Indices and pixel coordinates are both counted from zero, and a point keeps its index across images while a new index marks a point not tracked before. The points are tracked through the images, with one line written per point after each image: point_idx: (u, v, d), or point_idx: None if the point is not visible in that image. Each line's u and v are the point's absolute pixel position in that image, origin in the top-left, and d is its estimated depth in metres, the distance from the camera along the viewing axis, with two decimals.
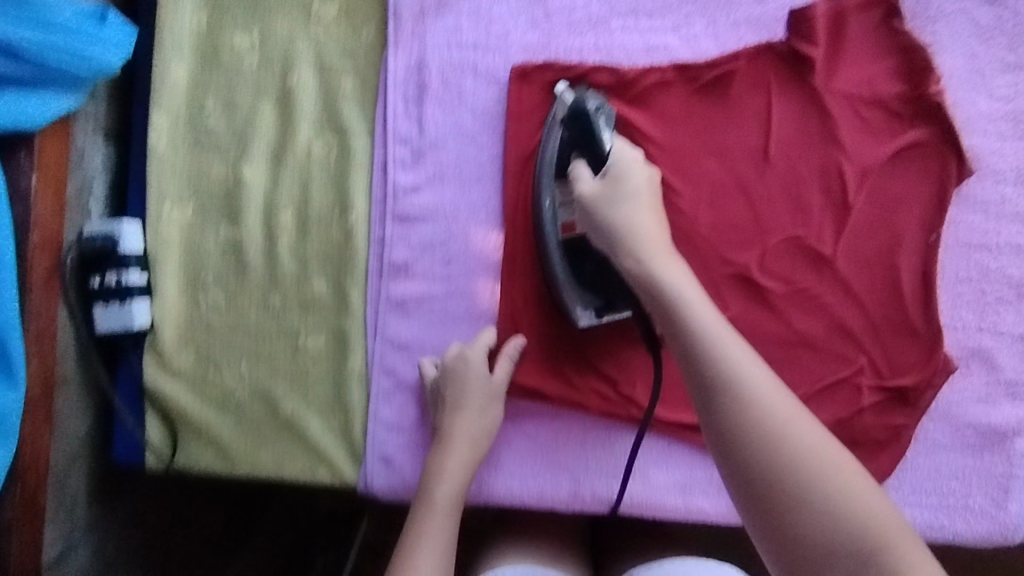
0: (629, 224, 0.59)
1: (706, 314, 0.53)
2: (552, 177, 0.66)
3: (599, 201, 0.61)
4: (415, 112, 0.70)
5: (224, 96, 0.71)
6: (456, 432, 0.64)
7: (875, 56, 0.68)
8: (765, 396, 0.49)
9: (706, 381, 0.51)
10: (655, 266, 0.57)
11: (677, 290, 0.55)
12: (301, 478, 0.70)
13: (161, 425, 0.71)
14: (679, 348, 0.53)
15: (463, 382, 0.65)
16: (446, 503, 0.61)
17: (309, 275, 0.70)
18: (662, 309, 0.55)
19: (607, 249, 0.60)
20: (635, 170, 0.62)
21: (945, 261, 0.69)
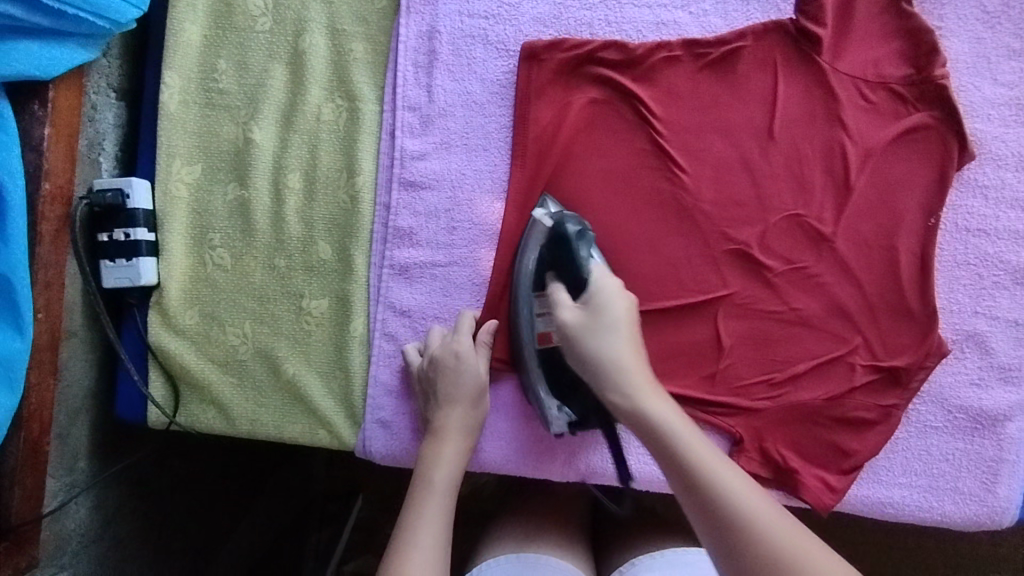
0: (611, 346, 0.58)
1: (694, 442, 0.52)
2: (528, 289, 0.67)
3: (584, 325, 0.59)
4: (424, 80, 0.71)
5: (238, 57, 0.72)
6: (447, 422, 0.65)
7: (880, 39, 0.69)
8: (761, 517, 0.47)
9: (710, 519, 0.49)
10: (642, 394, 0.55)
11: (665, 422, 0.53)
12: (301, 438, 0.71)
13: (165, 384, 0.71)
14: (673, 477, 0.52)
15: (453, 372, 0.65)
16: (442, 484, 0.62)
17: (315, 237, 0.71)
18: (653, 443, 0.53)
19: (593, 382, 0.58)
20: (614, 293, 0.60)
21: (943, 245, 0.70)
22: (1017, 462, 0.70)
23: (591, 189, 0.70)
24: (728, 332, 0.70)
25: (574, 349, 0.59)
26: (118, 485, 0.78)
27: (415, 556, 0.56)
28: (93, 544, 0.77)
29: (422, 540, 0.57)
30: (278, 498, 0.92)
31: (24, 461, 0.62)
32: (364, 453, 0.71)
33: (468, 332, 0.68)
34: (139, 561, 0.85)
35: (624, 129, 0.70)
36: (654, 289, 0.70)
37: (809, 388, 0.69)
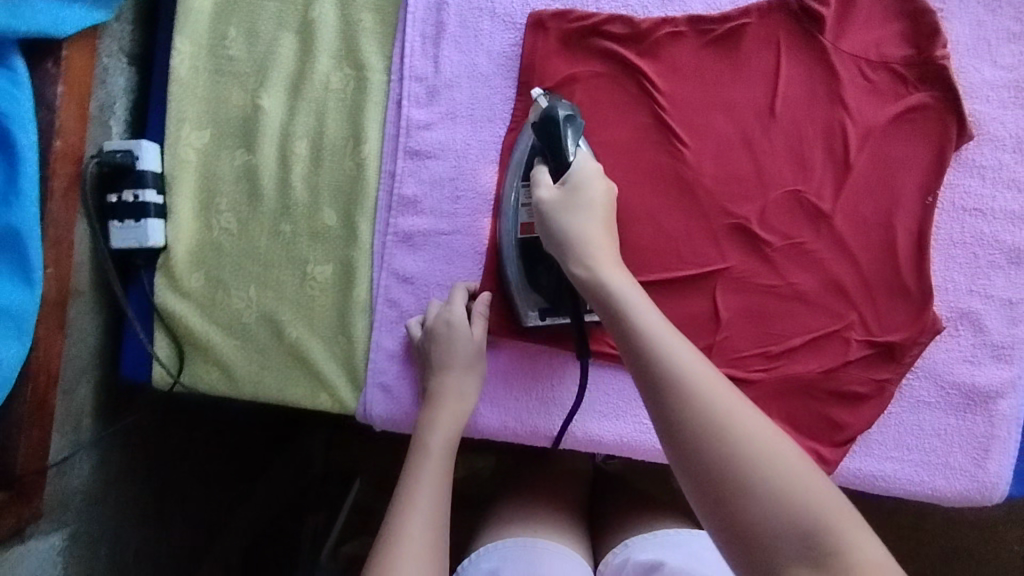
0: (579, 227, 0.60)
1: (647, 311, 0.54)
2: (517, 175, 0.68)
3: (555, 202, 0.61)
4: (431, 51, 0.72)
5: (248, 25, 0.72)
6: (443, 390, 0.66)
7: (882, 20, 0.70)
8: (701, 379, 0.49)
9: (653, 376, 0.50)
10: (603, 269, 0.58)
11: (623, 294, 0.55)
12: (302, 402, 0.72)
13: (170, 344, 0.72)
14: (620, 340, 0.53)
15: (446, 340, 0.67)
16: (440, 449, 0.63)
17: (320, 204, 0.72)
18: (608, 311, 0.55)
19: (558, 254, 0.61)
20: (595, 178, 0.62)
21: (940, 224, 0.70)
22: (1008, 439, 0.71)
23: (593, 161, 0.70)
24: (726, 305, 0.71)
25: (544, 228, 0.62)
26: (122, 463, 0.80)
27: (414, 518, 0.57)
28: (95, 506, 0.77)
29: (421, 504, 0.58)
30: (275, 479, 0.98)
31: (31, 414, 0.63)
32: (365, 417, 0.72)
33: (463, 302, 0.69)
34: (141, 528, 0.85)
35: (627, 103, 0.70)
36: (654, 263, 0.70)
37: (804, 361, 0.71)
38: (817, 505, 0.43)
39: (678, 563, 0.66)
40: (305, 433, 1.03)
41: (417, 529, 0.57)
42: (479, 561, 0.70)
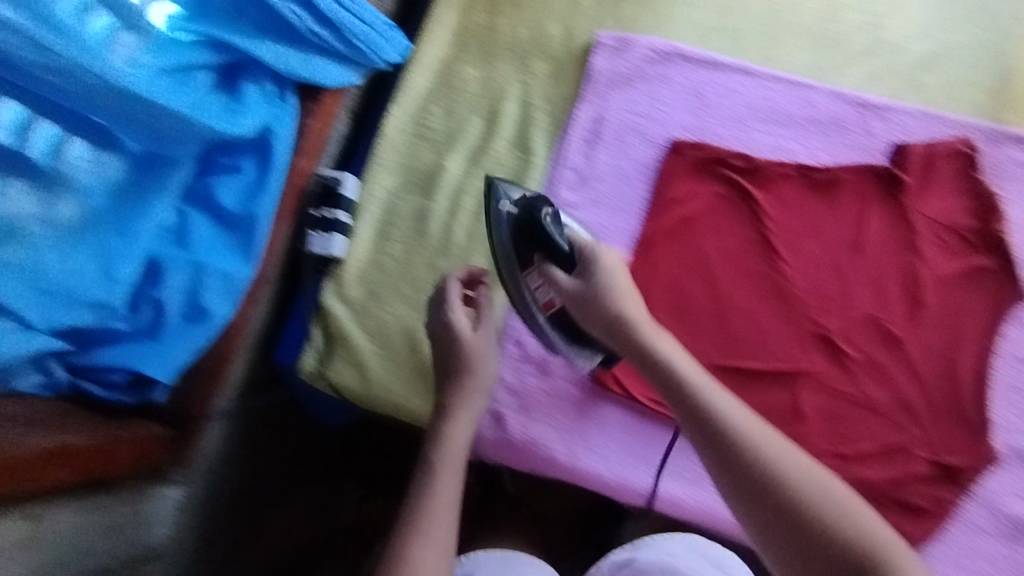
0: (623, 303, 0.66)
1: (699, 375, 0.61)
2: (515, 270, 0.75)
3: (584, 288, 0.68)
4: (587, 151, 0.89)
5: (448, 106, 0.92)
6: (459, 404, 0.73)
7: (957, 195, 0.86)
8: (763, 439, 0.56)
9: (719, 442, 0.57)
10: (655, 339, 0.64)
11: (675, 362, 0.62)
12: (422, 412, 0.82)
13: (322, 340, 0.85)
14: (682, 408, 0.60)
15: (463, 351, 0.75)
16: (453, 453, 0.68)
17: (473, 251, 0.87)
18: (664, 383, 0.61)
19: (599, 328, 0.68)
20: (611, 259, 0.70)
21: (999, 368, 0.81)
22: None
23: (706, 260, 0.85)
24: (806, 401, 0.81)
25: (581, 311, 0.69)
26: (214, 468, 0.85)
27: (432, 524, 0.61)
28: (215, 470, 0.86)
29: (437, 512, 0.62)
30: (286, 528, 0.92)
31: (209, 369, 0.74)
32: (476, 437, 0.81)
33: (458, 295, 0.77)
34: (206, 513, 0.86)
35: (740, 220, 0.86)
36: (748, 352, 0.82)
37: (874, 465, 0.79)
38: (871, 538, 0.51)
39: (644, 555, 0.73)
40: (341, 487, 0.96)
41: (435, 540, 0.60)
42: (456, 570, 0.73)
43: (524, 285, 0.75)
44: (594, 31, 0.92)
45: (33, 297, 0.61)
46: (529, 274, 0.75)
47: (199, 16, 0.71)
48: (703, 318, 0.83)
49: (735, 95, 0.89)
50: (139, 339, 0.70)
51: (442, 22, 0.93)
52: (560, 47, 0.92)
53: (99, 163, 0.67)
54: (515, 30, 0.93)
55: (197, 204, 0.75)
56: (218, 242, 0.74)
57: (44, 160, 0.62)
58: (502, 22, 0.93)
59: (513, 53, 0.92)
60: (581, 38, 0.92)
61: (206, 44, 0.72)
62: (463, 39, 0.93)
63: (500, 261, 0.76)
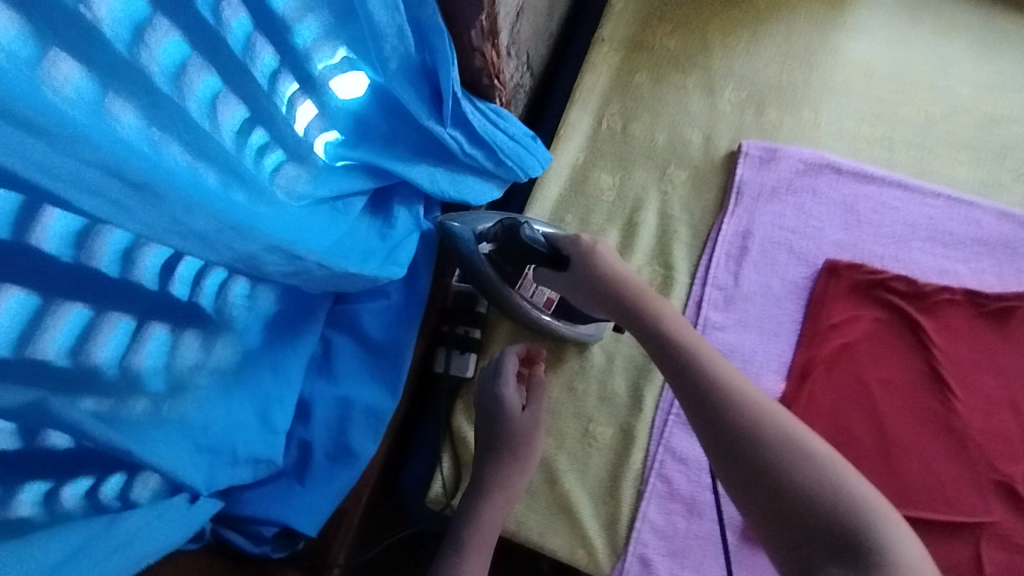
0: (616, 270, 0.64)
1: (691, 337, 0.59)
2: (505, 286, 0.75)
3: (576, 272, 0.66)
4: (732, 268, 0.84)
5: (583, 215, 0.88)
6: (496, 481, 0.71)
7: None
8: (744, 390, 0.54)
9: (694, 390, 0.55)
10: (648, 301, 0.62)
11: (665, 325, 0.59)
12: (561, 553, 0.75)
13: (450, 468, 0.77)
14: (663, 356, 0.58)
15: (510, 428, 0.73)
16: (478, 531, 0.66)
17: (612, 372, 0.82)
18: (655, 345, 0.59)
19: (584, 296, 0.66)
20: (606, 250, 0.67)
21: None
22: None
23: (870, 393, 0.79)
24: (991, 560, 0.72)
25: (577, 290, 0.67)
26: None
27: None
28: None
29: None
30: None
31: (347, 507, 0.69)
32: None
33: (511, 367, 0.76)
34: None
35: (904, 349, 0.80)
36: (919, 498, 0.75)
37: None
38: (855, 504, 0.47)
39: None
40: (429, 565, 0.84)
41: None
42: None
43: (524, 299, 0.76)
44: (737, 139, 0.89)
45: (195, 461, 0.55)
46: (522, 282, 0.76)
47: (356, 141, 0.68)
48: (871, 458, 0.76)
49: (890, 213, 0.85)
50: (286, 483, 0.64)
51: (576, 126, 0.91)
52: (700, 154, 0.89)
53: (254, 300, 0.61)
54: (652, 136, 0.91)
55: (342, 330, 0.70)
56: (363, 373, 0.69)
57: (208, 305, 0.56)
58: (638, 127, 0.91)
59: (651, 160, 0.90)
60: (723, 146, 0.89)
61: (360, 170, 0.69)
62: (598, 145, 0.91)
63: (490, 285, 0.76)
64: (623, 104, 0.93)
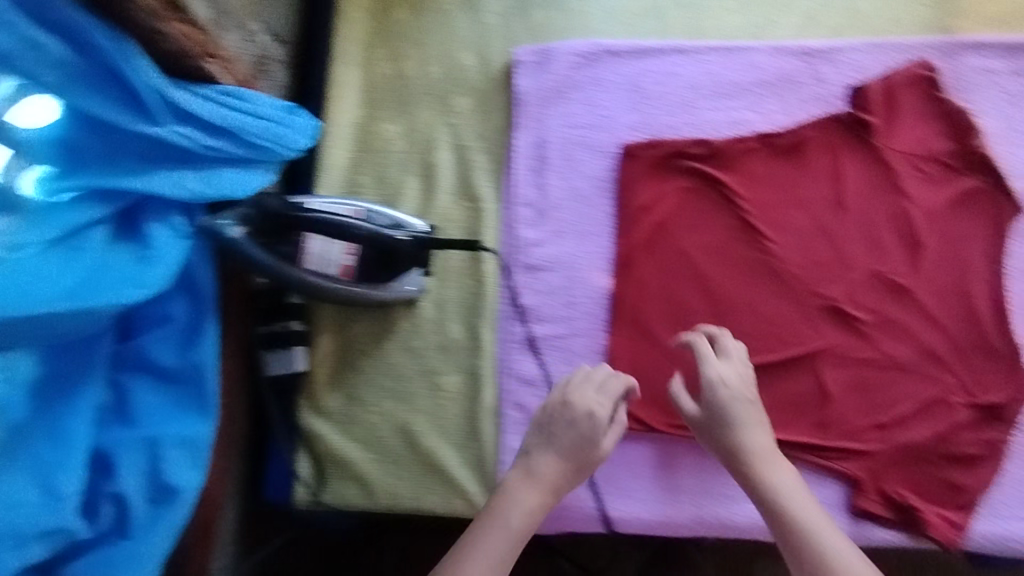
0: (744, 438, 0.68)
1: (812, 514, 0.64)
2: (298, 267, 0.70)
3: (704, 416, 0.70)
4: (537, 180, 0.82)
5: (377, 172, 0.84)
6: (535, 463, 0.69)
7: (926, 121, 0.81)
8: (779, 470, 0.67)
9: (738, 466, 0.68)
10: (772, 474, 0.67)
11: (787, 500, 0.65)
12: (438, 508, 0.77)
13: (310, 463, 0.78)
14: (713, 439, 0.69)
15: (591, 451, 0.69)
16: (510, 530, 0.65)
17: (445, 320, 0.81)
18: (776, 518, 0.64)
19: (702, 415, 0.70)
20: (737, 397, 0.69)
21: (1014, 289, 0.77)
22: None
23: (692, 263, 0.80)
24: (833, 381, 0.77)
25: (705, 436, 0.70)
26: None
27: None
28: None
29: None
30: None
31: (197, 535, 0.67)
32: None
33: (609, 398, 0.72)
34: None
35: (714, 210, 0.81)
36: (757, 346, 0.78)
37: (913, 429, 0.76)
38: None
39: None
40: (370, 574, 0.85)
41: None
42: None
43: (315, 274, 0.70)
44: (510, 49, 0.86)
45: None
46: (307, 258, 0.70)
47: (73, 169, 0.62)
48: (705, 324, 0.78)
49: (674, 80, 0.84)
50: (110, 542, 0.61)
51: (346, 82, 0.86)
52: (479, 76, 0.86)
53: (8, 368, 0.56)
54: (426, 70, 0.86)
55: (134, 370, 0.66)
56: (168, 407, 0.66)
57: None
58: (410, 66, 0.86)
59: (430, 95, 0.85)
60: (498, 61, 0.86)
61: (90, 198, 0.63)
62: (374, 94, 0.86)
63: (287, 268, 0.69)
64: (389, 45, 0.87)
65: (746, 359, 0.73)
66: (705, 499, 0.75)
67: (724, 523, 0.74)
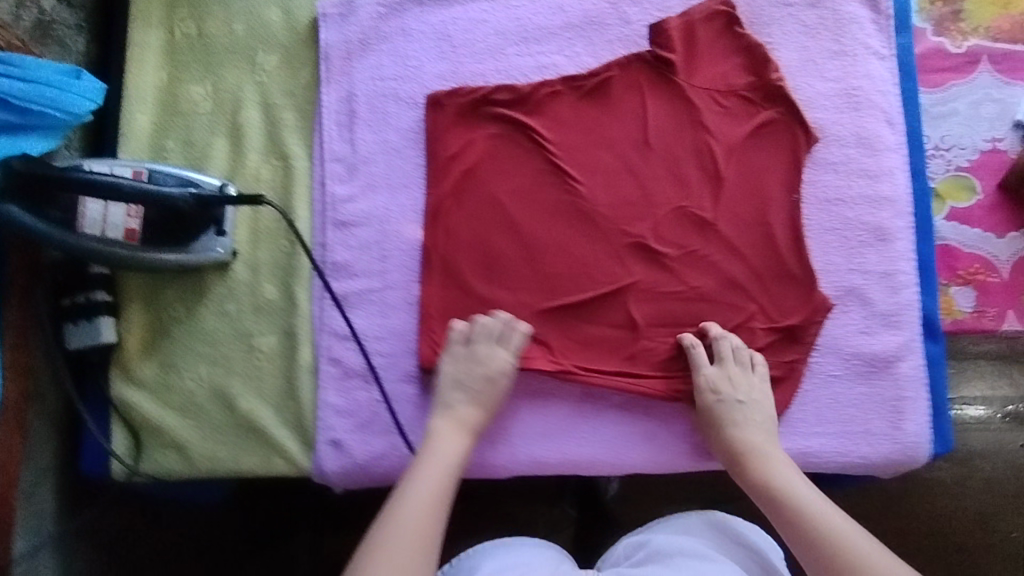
0: (739, 437, 0.74)
1: (814, 501, 0.68)
2: (80, 233, 0.71)
3: (702, 419, 0.76)
4: (347, 134, 0.81)
5: (183, 135, 0.82)
6: (444, 413, 0.74)
7: (726, 57, 0.82)
8: (777, 462, 0.72)
9: (737, 459, 0.73)
10: (770, 469, 0.72)
11: (792, 488, 0.70)
12: (259, 468, 0.78)
13: (127, 436, 0.79)
14: (712, 438, 0.75)
15: (497, 392, 0.75)
16: (438, 461, 0.70)
17: (260, 280, 0.80)
18: (777, 508, 0.69)
19: (699, 418, 0.76)
20: (723, 401, 0.74)
21: (810, 216, 0.80)
22: (917, 398, 0.78)
23: (503, 208, 0.80)
24: (642, 315, 0.79)
25: (706, 440, 0.76)
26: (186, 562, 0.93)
27: (391, 547, 0.63)
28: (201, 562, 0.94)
29: (404, 530, 0.65)
30: None
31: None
32: (320, 471, 0.77)
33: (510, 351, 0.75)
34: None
35: (523, 155, 0.81)
36: (567, 286, 0.79)
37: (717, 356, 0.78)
38: None
39: (660, 538, 0.75)
40: (287, 538, 0.95)
41: (396, 562, 0.63)
42: (495, 558, 0.74)
43: (97, 240, 0.71)
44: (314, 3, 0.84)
45: None
46: (84, 221, 0.71)
47: None
48: (516, 267, 0.79)
49: (481, 27, 0.83)
50: None
51: (144, 44, 0.83)
52: (284, 31, 0.84)
53: None
54: (229, 28, 0.84)
55: None
56: None
57: None
58: (212, 24, 0.84)
59: (235, 54, 0.83)
60: (304, 16, 0.84)
61: None
62: (177, 55, 0.83)
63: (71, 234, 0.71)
64: (190, 3, 0.84)
65: (750, 361, 0.77)
66: (522, 442, 0.77)
67: (540, 461, 0.77)
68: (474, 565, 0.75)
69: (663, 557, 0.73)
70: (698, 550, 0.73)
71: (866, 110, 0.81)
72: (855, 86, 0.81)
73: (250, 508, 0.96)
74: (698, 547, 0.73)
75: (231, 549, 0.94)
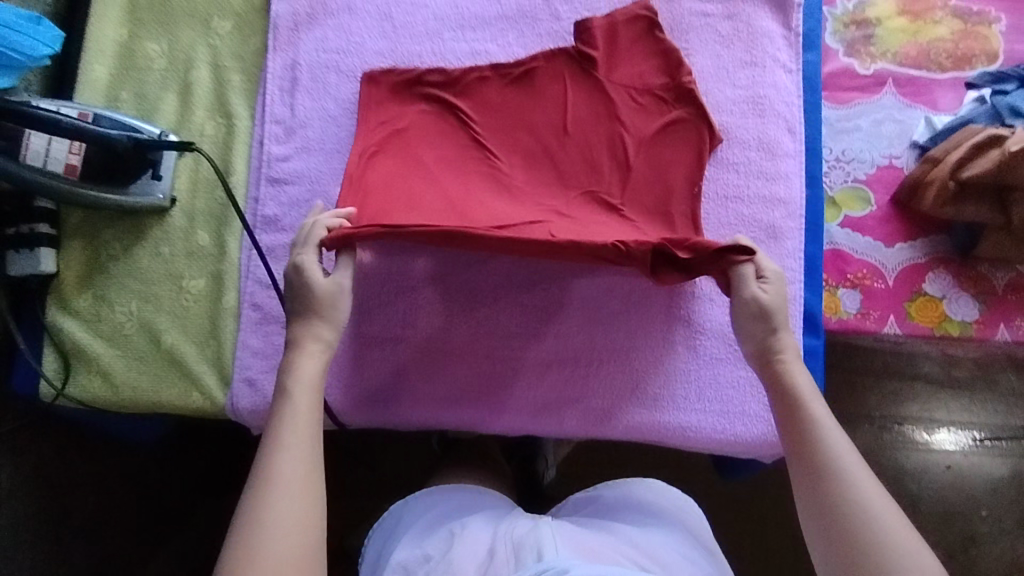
0: (781, 337, 0.71)
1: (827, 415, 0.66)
2: (28, 161, 0.78)
3: (761, 300, 0.71)
4: (288, 100, 0.88)
5: (137, 88, 0.88)
6: (305, 334, 0.72)
7: (644, 57, 0.88)
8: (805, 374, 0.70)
9: (770, 355, 0.71)
10: (800, 375, 0.69)
11: (810, 397, 0.67)
12: (176, 401, 0.83)
13: (56, 360, 0.84)
14: (763, 324, 0.71)
15: (314, 297, 0.73)
16: (306, 386, 0.69)
17: (195, 227, 0.86)
18: (792, 406, 0.67)
19: (756, 297, 0.71)
20: (778, 295, 0.72)
21: (708, 211, 0.86)
22: None
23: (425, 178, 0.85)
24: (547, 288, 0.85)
25: (754, 324, 0.72)
26: (135, 497, 1.04)
27: (282, 468, 0.62)
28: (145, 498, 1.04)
29: (287, 478, 0.61)
30: (197, 532, 1.03)
31: None
32: (234, 409, 0.82)
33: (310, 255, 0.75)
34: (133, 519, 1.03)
35: (448, 131, 0.87)
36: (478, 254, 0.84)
37: (605, 328, 0.85)
38: (862, 504, 0.59)
39: (610, 492, 0.75)
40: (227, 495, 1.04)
41: (295, 479, 0.62)
42: (436, 501, 0.75)
43: (37, 170, 0.78)
44: None
45: None
46: (27, 153, 0.78)
47: None
48: None
49: (422, 12, 0.91)
50: None
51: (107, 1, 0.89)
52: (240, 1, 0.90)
53: None
54: None
55: None
56: None
57: None
58: None
59: (192, 17, 0.90)
60: None
61: None
62: (138, 14, 0.90)
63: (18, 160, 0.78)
64: None
65: None
66: (425, 396, 0.84)
67: (439, 414, 0.83)
68: (419, 505, 0.74)
69: (610, 512, 0.73)
70: (647, 506, 0.72)
71: (769, 117, 0.88)
72: (760, 94, 0.88)
73: (194, 451, 1.05)
74: (648, 503, 0.73)
75: (177, 486, 1.04)
